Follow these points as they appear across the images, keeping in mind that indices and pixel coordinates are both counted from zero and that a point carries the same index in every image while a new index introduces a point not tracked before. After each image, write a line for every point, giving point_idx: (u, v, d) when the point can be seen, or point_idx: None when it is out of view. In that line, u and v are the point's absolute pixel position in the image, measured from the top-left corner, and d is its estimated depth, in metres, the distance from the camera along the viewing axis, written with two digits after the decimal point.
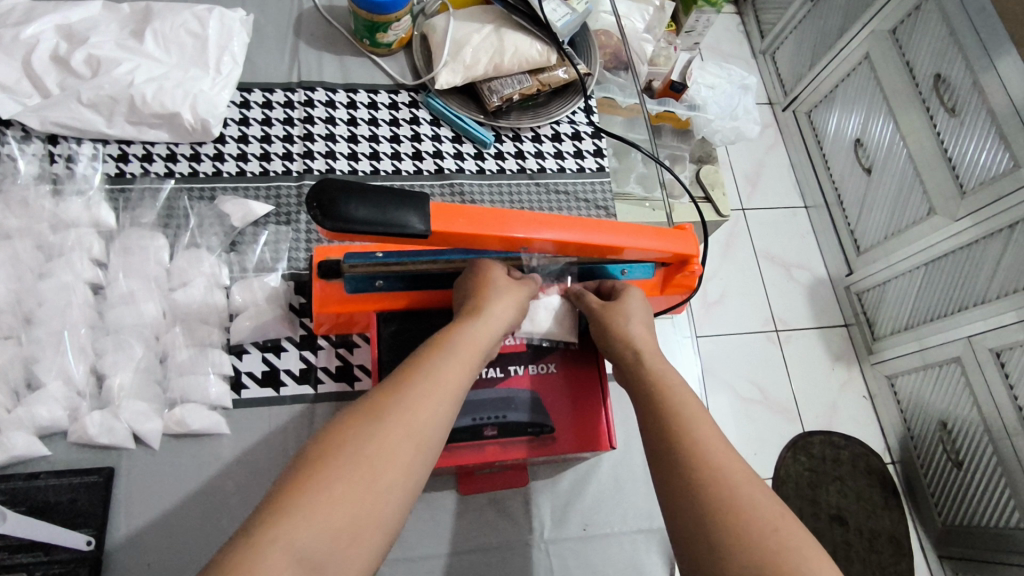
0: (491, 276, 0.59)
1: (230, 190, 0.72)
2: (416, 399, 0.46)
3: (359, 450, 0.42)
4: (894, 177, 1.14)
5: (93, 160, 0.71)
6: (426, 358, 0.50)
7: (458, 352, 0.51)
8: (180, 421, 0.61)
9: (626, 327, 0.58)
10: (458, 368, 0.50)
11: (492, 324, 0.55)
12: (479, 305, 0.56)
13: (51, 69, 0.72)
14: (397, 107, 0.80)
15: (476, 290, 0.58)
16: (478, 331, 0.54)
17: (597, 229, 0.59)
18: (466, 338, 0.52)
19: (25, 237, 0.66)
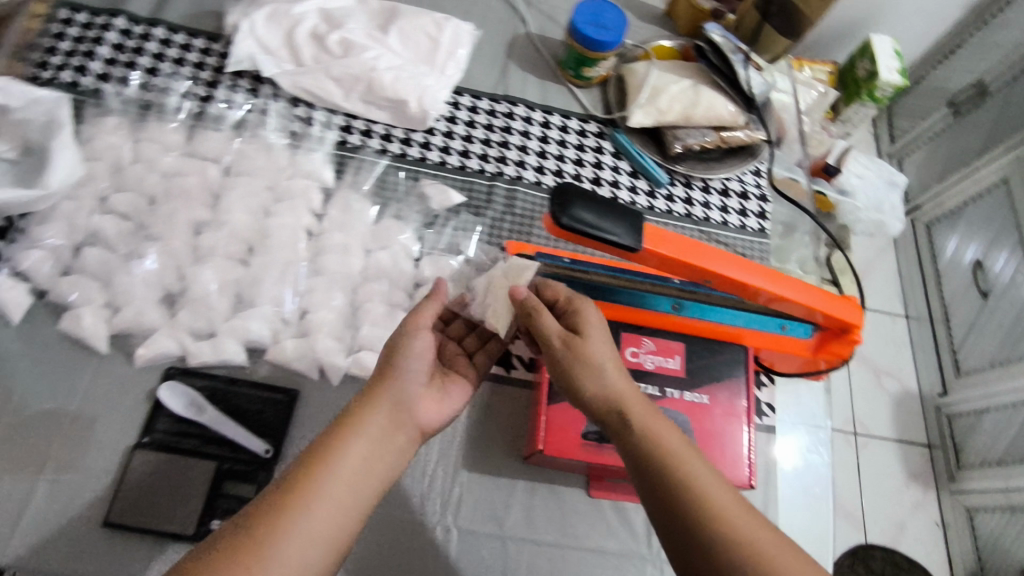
0: (400, 343, 0.57)
1: (431, 176, 0.79)
2: (330, 485, 0.47)
3: (291, 537, 0.43)
4: (1009, 310, 0.99)
5: (325, 126, 0.80)
6: (329, 453, 0.48)
7: (358, 439, 0.50)
8: (363, 364, 0.68)
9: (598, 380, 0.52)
10: (361, 457, 0.49)
11: (407, 388, 0.54)
12: (389, 368, 0.55)
13: (309, 43, 0.82)
14: (585, 134, 0.87)
15: (383, 363, 0.56)
16: (394, 399, 0.53)
17: (779, 281, 0.64)
18: (375, 422, 0.51)
19: (263, 177, 0.75)
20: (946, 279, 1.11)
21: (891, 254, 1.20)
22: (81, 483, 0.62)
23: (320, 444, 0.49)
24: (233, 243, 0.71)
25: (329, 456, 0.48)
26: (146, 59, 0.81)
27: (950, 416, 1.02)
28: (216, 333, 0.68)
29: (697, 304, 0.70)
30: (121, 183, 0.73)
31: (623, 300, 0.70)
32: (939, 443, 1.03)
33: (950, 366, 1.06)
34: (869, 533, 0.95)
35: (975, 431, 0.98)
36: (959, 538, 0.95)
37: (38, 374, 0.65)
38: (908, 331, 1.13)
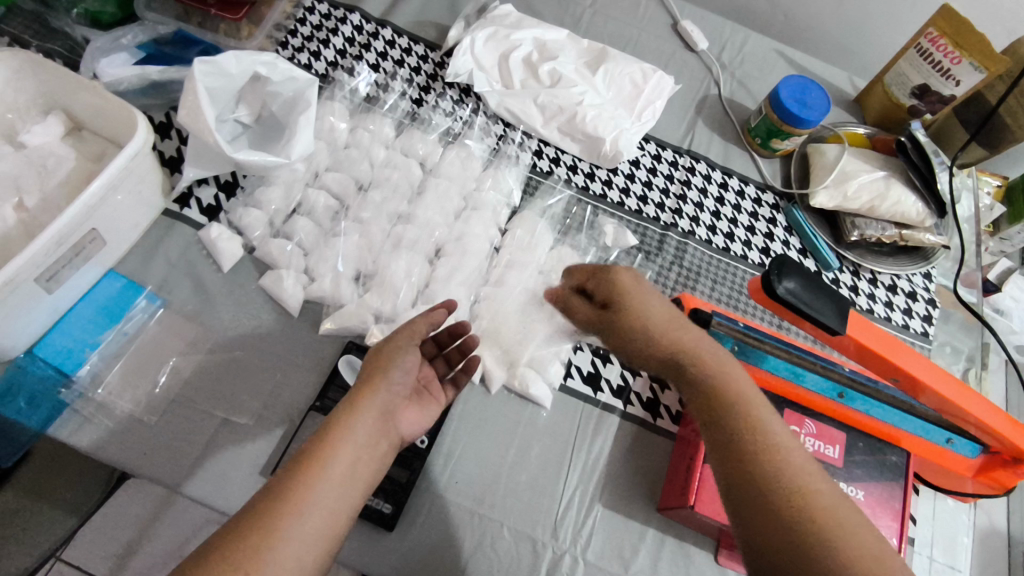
0: (385, 352, 0.54)
1: (609, 215, 0.82)
2: (324, 494, 0.44)
3: (285, 542, 0.41)
4: None
5: (521, 148, 0.84)
6: (323, 451, 0.46)
7: (351, 440, 0.47)
8: (524, 382, 0.70)
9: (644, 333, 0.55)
10: (350, 458, 0.47)
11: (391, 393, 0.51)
12: (372, 375, 0.52)
13: (520, 69, 0.87)
14: (760, 203, 0.88)
15: (369, 371, 0.52)
16: (379, 404, 0.50)
17: (964, 395, 0.61)
18: (362, 427, 0.48)
19: (458, 185, 0.79)
20: None
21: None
22: (255, 433, 0.65)
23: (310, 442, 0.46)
24: (425, 240, 0.75)
25: (323, 457, 0.45)
26: (372, 56, 0.87)
27: None
28: (395, 319, 0.71)
29: (860, 394, 0.68)
30: (337, 165, 0.78)
31: (787, 375, 0.69)
32: None
33: None
34: None
35: None
36: None
37: (235, 321, 0.70)
38: None
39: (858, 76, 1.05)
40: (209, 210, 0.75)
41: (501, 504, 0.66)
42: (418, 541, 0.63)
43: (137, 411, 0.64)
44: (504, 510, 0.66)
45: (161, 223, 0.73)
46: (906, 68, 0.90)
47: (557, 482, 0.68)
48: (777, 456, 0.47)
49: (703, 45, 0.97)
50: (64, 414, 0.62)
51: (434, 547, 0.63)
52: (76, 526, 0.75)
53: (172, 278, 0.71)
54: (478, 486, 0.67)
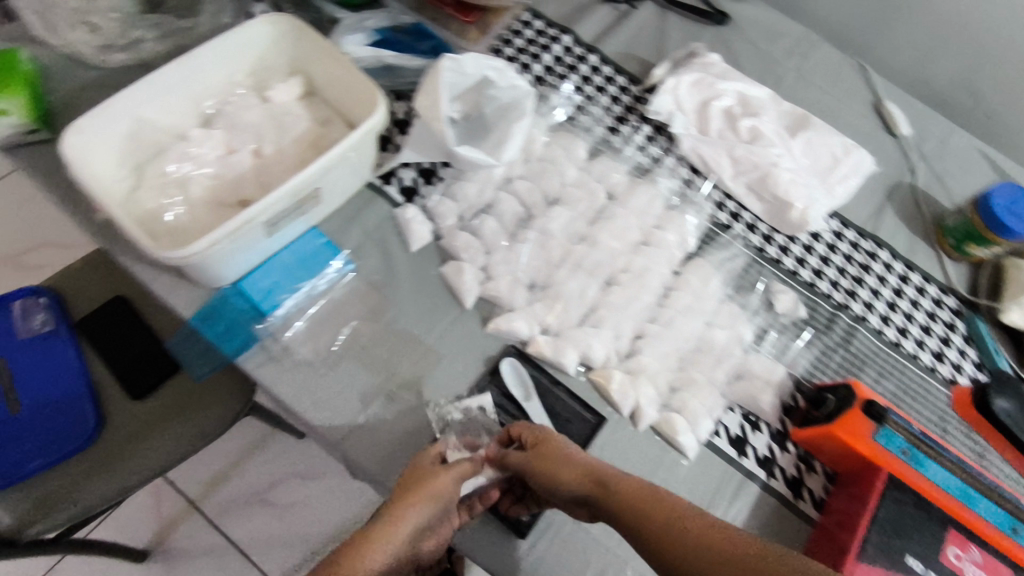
0: (426, 464, 0.57)
1: (782, 282, 0.80)
2: (360, 570, 0.48)
3: None
4: None
5: (705, 196, 0.84)
6: (360, 549, 0.50)
7: (378, 549, 0.50)
8: (674, 427, 0.69)
9: (561, 469, 0.56)
10: (381, 560, 0.50)
11: (428, 503, 0.53)
12: (420, 479, 0.55)
13: (719, 118, 0.87)
14: (941, 305, 0.84)
15: (411, 480, 0.56)
16: (429, 503, 0.53)
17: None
18: (418, 517, 0.53)
19: (639, 220, 0.80)
20: None
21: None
22: (413, 411, 0.67)
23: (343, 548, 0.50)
24: (601, 266, 0.77)
25: (364, 551, 0.50)
26: (577, 77, 0.90)
27: None
28: (560, 334, 0.72)
29: (998, 509, 0.65)
30: (530, 175, 0.81)
31: (938, 480, 0.65)
32: None
33: None
34: None
35: None
36: None
37: (413, 300, 0.73)
38: None
39: None
40: (407, 191, 0.79)
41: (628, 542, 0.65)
42: (545, 557, 0.63)
43: (314, 362, 0.68)
44: (629, 549, 0.65)
45: (364, 194, 0.77)
46: None
47: None
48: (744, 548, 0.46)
49: (905, 131, 0.94)
50: (253, 347, 0.67)
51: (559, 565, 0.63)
52: (189, 453, 0.79)
53: (364, 246, 0.75)
54: (610, 518, 0.66)
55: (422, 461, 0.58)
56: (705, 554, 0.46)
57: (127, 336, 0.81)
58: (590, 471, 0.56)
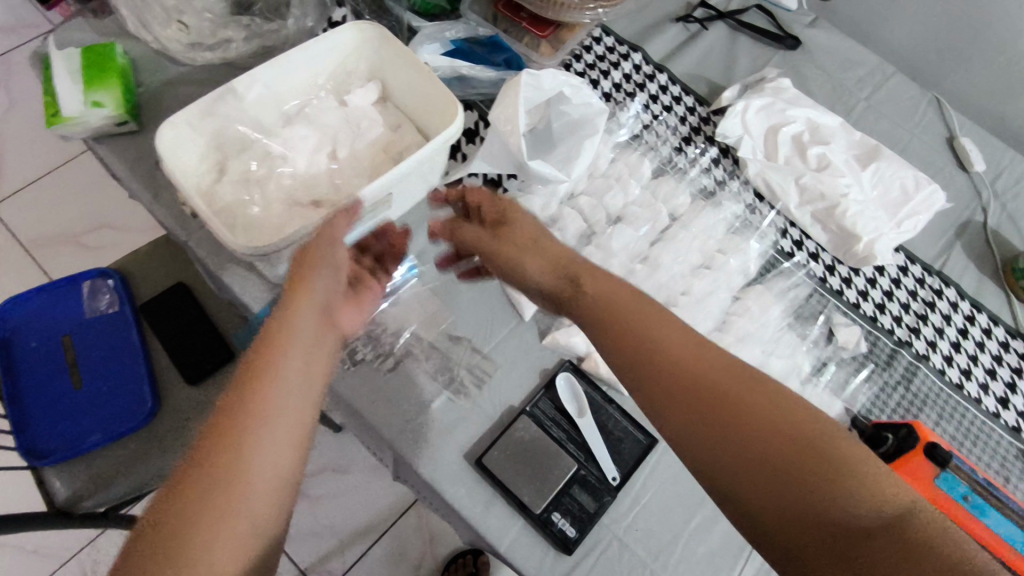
0: (313, 252, 0.57)
1: (843, 314, 0.79)
2: (256, 407, 0.46)
3: (244, 464, 0.44)
4: None
5: (768, 221, 0.84)
6: (242, 417, 0.45)
7: (276, 370, 0.48)
8: None
9: (532, 251, 0.61)
10: (274, 433, 0.46)
11: (309, 302, 0.53)
12: (298, 272, 0.55)
13: (787, 144, 0.86)
14: (1009, 349, 0.82)
15: (298, 266, 0.56)
16: (299, 311, 0.52)
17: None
18: (305, 329, 0.52)
19: (700, 242, 0.80)
20: None
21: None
22: (466, 418, 0.68)
23: (242, 379, 0.47)
24: (660, 287, 0.77)
25: (230, 437, 0.44)
26: (645, 96, 0.90)
27: None
28: None
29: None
30: (593, 190, 0.82)
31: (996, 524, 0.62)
32: None
33: None
34: None
35: None
36: None
37: (472, 308, 0.74)
38: None
39: None
40: None
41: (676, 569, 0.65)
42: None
43: (373, 363, 0.69)
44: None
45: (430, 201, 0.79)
46: None
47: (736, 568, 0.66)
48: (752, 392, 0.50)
49: (979, 167, 0.92)
50: None
51: None
52: None
53: (427, 252, 0.76)
54: (656, 542, 0.66)
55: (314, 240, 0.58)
56: (730, 398, 0.50)
57: (186, 322, 0.83)
58: (556, 264, 0.60)
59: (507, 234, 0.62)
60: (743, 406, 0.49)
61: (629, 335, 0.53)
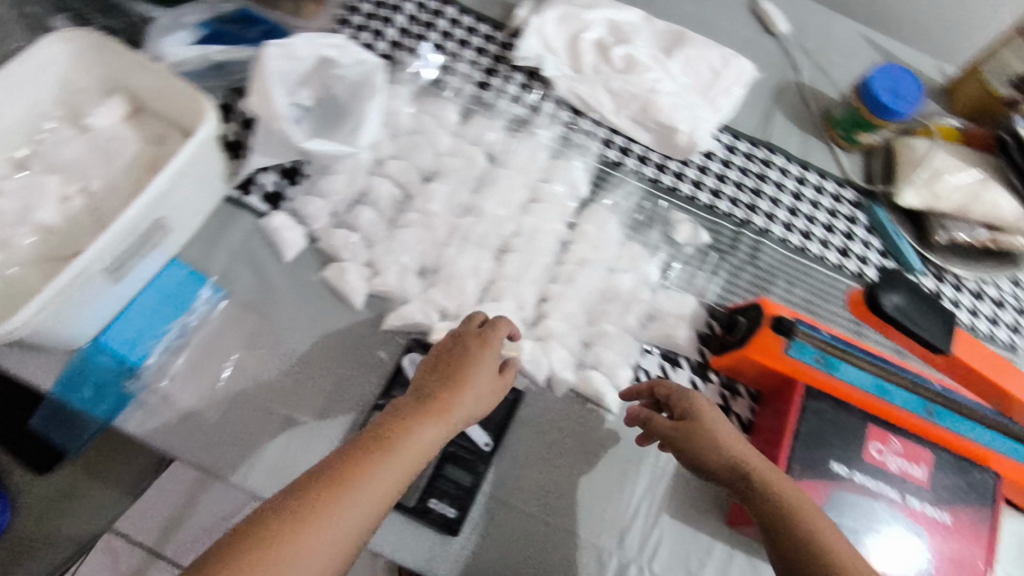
0: (467, 366, 0.54)
1: (681, 209, 0.78)
2: (344, 501, 0.42)
3: (305, 546, 0.40)
4: None
5: (589, 136, 0.80)
6: (359, 468, 0.44)
7: (382, 465, 0.45)
8: (592, 385, 0.68)
9: (717, 446, 0.55)
10: (375, 500, 0.44)
11: (442, 422, 0.49)
12: (449, 393, 0.51)
13: (591, 50, 0.82)
14: (840, 200, 0.83)
15: (444, 379, 0.53)
16: (434, 426, 0.49)
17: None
18: (426, 432, 0.48)
19: (524, 177, 0.76)
20: None
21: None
22: (318, 431, 0.64)
23: (346, 458, 0.45)
24: (492, 236, 0.73)
25: (341, 484, 0.43)
26: (436, 35, 0.83)
27: None
28: (461, 316, 0.69)
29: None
30: (400, 152, 0.76)
31: (999, 446, 0.65)
32: None
33: None
34: None
35: None
36: None
37: (297, 313, 0.68)
38: None
39: (946, 60, 0.97)
40: (270, 197, 0.72)
41: (568, 510, 0.65)
42: (492, 551, 0.62)
43: (201, 405, 0.64)
44: (570, 517, 0.65)
45: (222, 211, 0.71)
46: (1008, 56, 0.83)
47: (624, 490, 0.67)
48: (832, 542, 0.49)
49: (783, 29, 0.91)
50: (130, 405, 0.62)
51: (497, 550, 0.62)
52: None
53: (233, 268, 0.69)
54: (541, 491, 0.65)
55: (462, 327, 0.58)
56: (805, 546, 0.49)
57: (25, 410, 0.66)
58: (734, 462, 0.54)
59: (451, 363, 0.54)
60: (800, 543, 0.49)
61: (759, 484, 0.53)
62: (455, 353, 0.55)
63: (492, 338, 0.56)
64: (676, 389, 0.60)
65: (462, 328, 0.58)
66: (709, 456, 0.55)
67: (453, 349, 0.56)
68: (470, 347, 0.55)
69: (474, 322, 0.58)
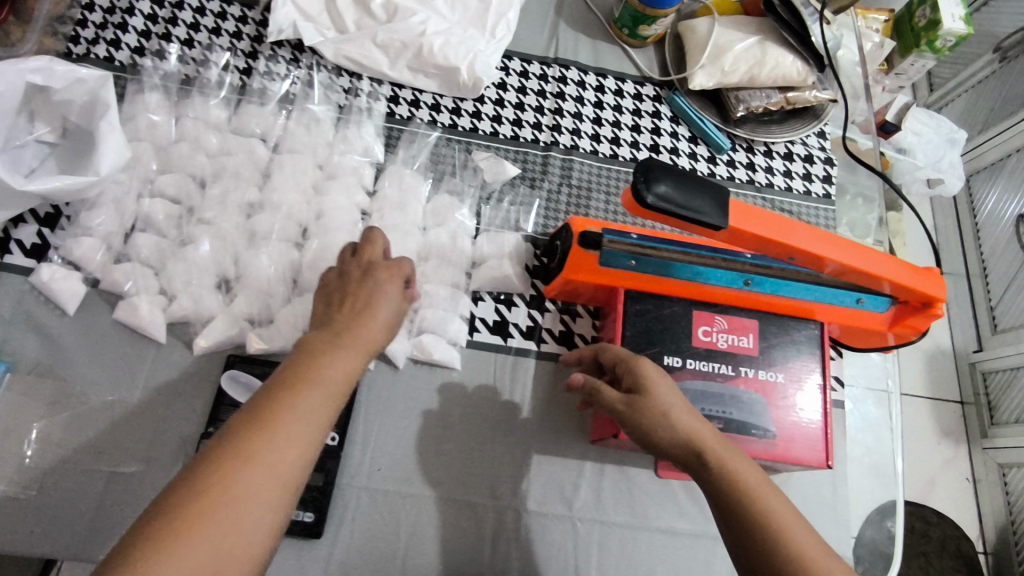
0: (369, 291, 0.49)
1: (483, 147, 0.76)
2: (276, 451, 0.38)
3: (241, 504, 0.36)
4: None
5: (372, 97, 0.77)
6: (283, 403, 0.40)
7: (305, 401, 0.40)
8: (426, 349, 0.67)
9: (666, 423, 0.49)
10: (308, 438, 0.40)
11: (358, 349, 0.45)
12: (359, 319, 0.46)
13: (352, 8, 0.77)
14: (641, 98, 0.83)
15: (351, 306, 0.48)
16: (351, 354, 0.44)
17: (927, 280, 0.64)
18: (343, 361, 0.44)
19: (311, 155, 0.72)
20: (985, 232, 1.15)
21: (927, 209, 1.25)
22: (150, 478, 0.60)
23: (267, 401, 0.40)
24: (289, 226, 0.68)
25: (270, 423, 0.39)
26: (182, 30, 0.77)
27: (984, 373, 1.09)
28: (274, 319, 0.65)
29: (878, 296, 0.68)
30: (166, 163, 0.69)
31: (818, 297, 0.67)
32: (973, 399, 1.11)
33: (987, 324, 1.12)
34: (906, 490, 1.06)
35: (1010, 389, 1.04)
36: (993, 492, 1.04)
37: (95, 364, 0.63)
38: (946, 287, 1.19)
39: None
40: (35, 250, 0.66)
41: (432, 478, 0.64)
42: (363, 543, 0.61)
43: (10, 490, 0.58)
44: (435, 483, 0.64)
45: None
46: None
47: (484, 441, 0.66)
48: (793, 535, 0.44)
49: None
50: None
51: (368, 536, 0.61)
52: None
53: (10, 336, 0.63)
54: (403, 468, 0.64)
55: (364, 253, 0.53)
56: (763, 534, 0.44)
57: None
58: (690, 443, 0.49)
59: (355, 291, 0.49)
60: (745, 525, 0.45)
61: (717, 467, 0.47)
62: (358, 279, 0.50)
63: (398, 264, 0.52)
64: (626, 356, 0.56)
65: (368, 256, 0.52)
66: (656, 432, 0.49)
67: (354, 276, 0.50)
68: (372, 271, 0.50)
69: (371, 243, 0.53)
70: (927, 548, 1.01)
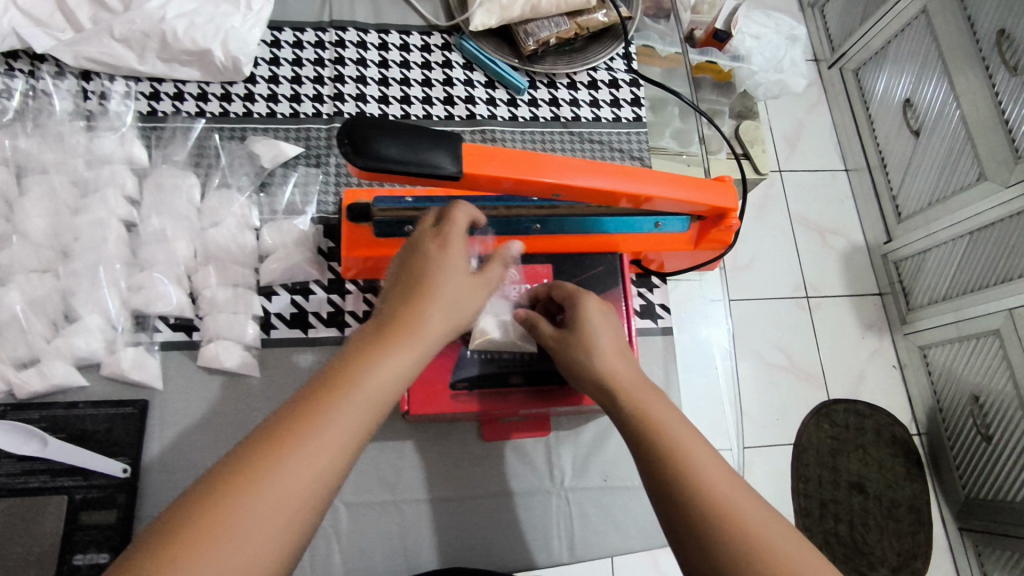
0: (434, 252, 0.44)
1: (261, 132, 0.71)
2: (330, 426, 0.35)
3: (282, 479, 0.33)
4: (942, 142, 0.99)
5: (125, 98, 0.70)
6: (345, 378, 0.36)
7: (363, 374, 0.37)
8: (214, 358, 0.63)
9: (590, 359, 0.48)
10: (361, 418, 0.36)
11: (429, 318, 0.41)
12: (423, 289, 0.42)
13: (84, 3, 0.70)
14: (429, 49, 0.78)
15: (417, 272, 0.43)
16: (418, 322, 0.40)
17: (717, 192, 0.62)
18: (403, 335, 0.39)
19: (60, 173, 0.65)
20: (878, 122, 1.12)
21: (822, 108, 1.22)
22: None
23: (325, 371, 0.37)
24: (36, 255, 0.62)
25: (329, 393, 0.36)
26: None
27: (896, 262, 1.07)
28: (38, 358, 0.61)
29: (677, 216, 0.66)
30: None
31: (614, 228, 0.65)
32: (890, 289, 1.09)
33: (892, 212, 1.09)
34: (831, 386, 1.03)
35: (920, 273, 1.03)
36: (918, 378, 1.03)
37: None
38: (849, 184, 1.17)
39: None
40: None
41: None
42: None
43: None
44: None
45: None
46: None
47: None
48: (701, 470, 0.40)
49: None
50: None
51: None
52: None
53: None
54: None
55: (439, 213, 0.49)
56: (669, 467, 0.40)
57: None
58: (606, 379, 0.47)
59: (421, 252, 0.44)
60: (649, 455, 0.42)
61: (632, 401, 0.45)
62: (424, 238, 0.45)
63: (452, 230, 0.46)
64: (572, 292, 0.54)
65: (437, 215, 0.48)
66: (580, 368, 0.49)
67: (427, 235, 0.46)
68: (448, 234, 0.46)
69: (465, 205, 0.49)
70: (863, 440, 1.00)
